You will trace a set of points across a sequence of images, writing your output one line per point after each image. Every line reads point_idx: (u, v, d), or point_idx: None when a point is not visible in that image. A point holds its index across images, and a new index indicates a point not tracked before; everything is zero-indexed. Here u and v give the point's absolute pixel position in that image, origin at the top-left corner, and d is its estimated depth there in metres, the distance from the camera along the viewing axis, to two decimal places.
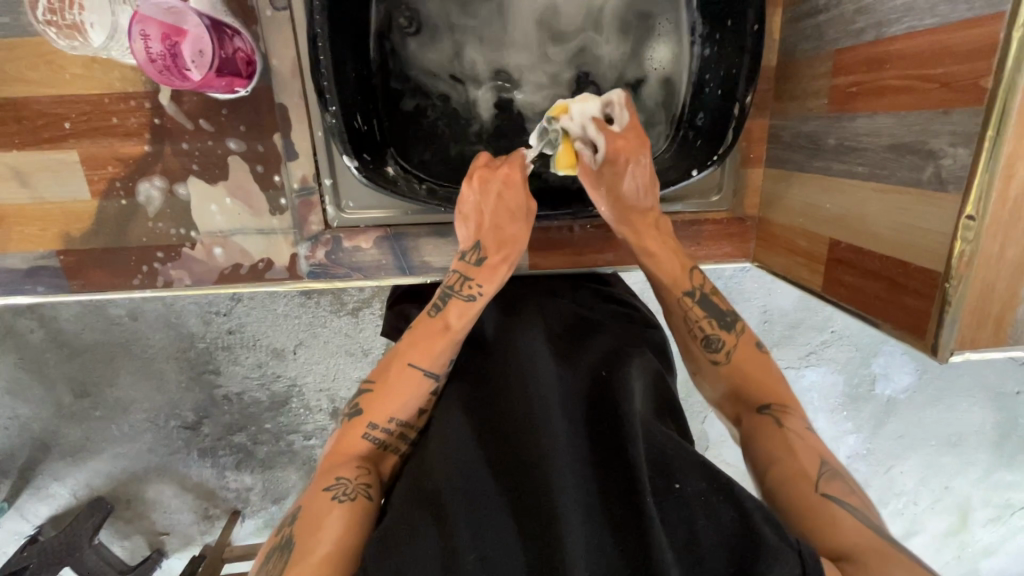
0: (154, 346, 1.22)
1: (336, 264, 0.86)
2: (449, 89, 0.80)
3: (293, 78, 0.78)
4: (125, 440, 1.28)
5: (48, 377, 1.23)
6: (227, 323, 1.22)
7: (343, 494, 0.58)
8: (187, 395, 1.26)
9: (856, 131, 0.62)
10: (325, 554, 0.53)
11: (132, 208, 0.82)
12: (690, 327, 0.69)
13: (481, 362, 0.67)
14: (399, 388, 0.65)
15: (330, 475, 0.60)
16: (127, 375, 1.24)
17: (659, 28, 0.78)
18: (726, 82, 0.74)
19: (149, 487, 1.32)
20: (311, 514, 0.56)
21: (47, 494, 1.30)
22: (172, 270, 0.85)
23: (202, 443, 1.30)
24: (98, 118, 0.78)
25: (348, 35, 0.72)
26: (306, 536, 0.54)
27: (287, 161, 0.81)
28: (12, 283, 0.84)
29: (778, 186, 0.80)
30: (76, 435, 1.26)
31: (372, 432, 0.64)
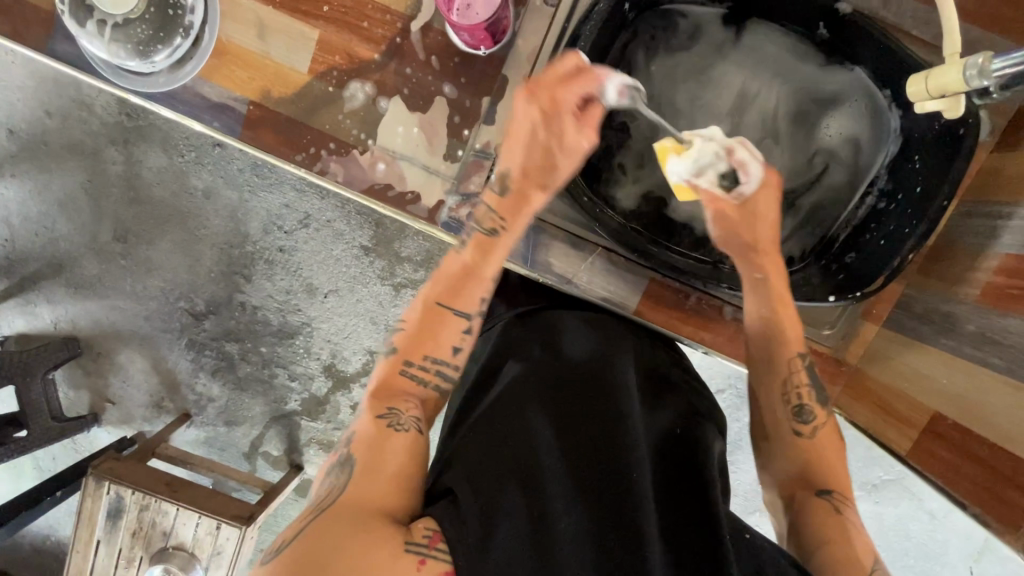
0: (209, 228, 1.27)
1: (471, 227, 0.90)
2: (646, 129, 0.87)
3: (526, 60, 0.86)
4: (131, 296, 1.30)
5: (101, 208, 1.26)
6: (284, 240, 1.26)
7: (397, 424, 0.60)
8: (210, 285, 1.29)
9: (1002, 328, 0.67)
10: (391, 476, 0.55)
11: (334, 97, 0.89)
12: (787, 388, 0.73)
13: (568, 364, 0.71)
14: (436, 326, 0.70)
15: (382, 403, 0.62)
16: (168, 242, 1.28)
17: (842, 164, 0.85)
18: (892, 237, 0.79)
19: (122, 351, 1.32)
20: (370, 441, 0.59)
21: (31, 311, 1.30)
22: (332, 163, 0.91)
23: (196, 335, 1.31)
24: (353, 16, 0.86)
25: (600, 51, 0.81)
26: (368, 458, 0.57)
27: (482, 123, 0.88)
28: (193, 110, 0.90)
29: (891, 348, 0.83)
30: (93, 270, 1.28)
31: (420, 366, 0.68)
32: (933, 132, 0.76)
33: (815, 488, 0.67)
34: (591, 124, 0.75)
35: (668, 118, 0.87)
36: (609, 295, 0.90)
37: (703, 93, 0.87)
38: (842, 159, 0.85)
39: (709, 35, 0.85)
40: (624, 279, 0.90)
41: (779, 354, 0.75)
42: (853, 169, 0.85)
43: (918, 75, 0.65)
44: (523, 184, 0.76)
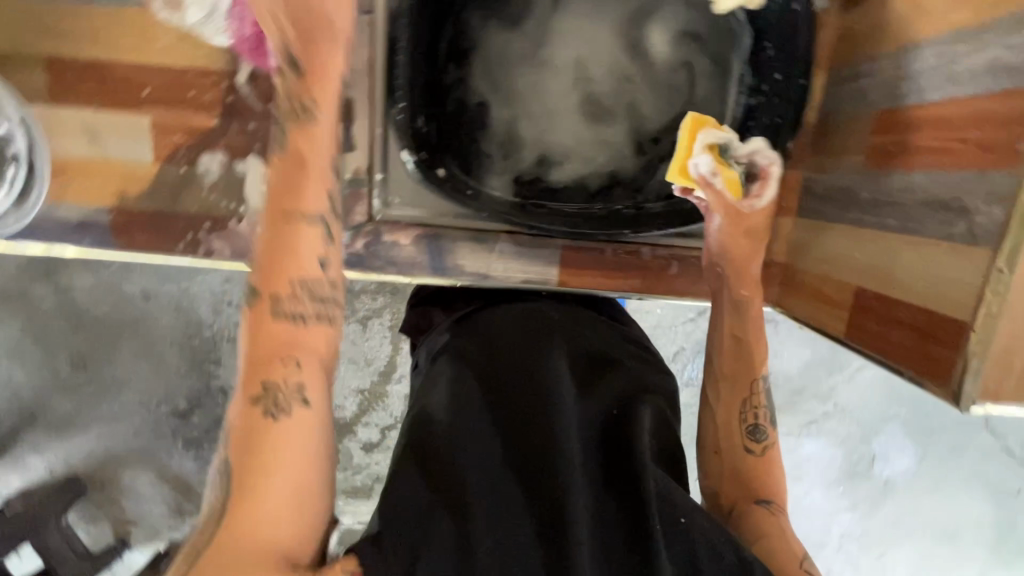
0: (161, 327, 1.19)
1: (372, 256, 0.88)
2: (506, 99, 0.84)
3: (363, 76, 0.82)
4: (111, 419, 1.21)
5: (51, 345, 1.18)
6: (237, 312, 1.20)
7: (275, 410, 0.57)
8: (184, 381, 1.21)
9: (891, 188, 0.66)
10: (282, 478, 0.54)
11: (190, 177, 0.85)
12: (744, 408, 0.73)
13: (500, 367, 0.69)
14: (286, 250, 0.63)
15: (253, 384, 0.58)
16: (129, 353, 1.20)
17: (704, 71, 0.83)
18: (769, 130, 0.78)
19: (126, 473, 1.23)
20: (250, 431, 0.56)
21: (23, 466, 1.21)
22: (214, 241, 0.88)
23: (190, 434, 1.23)
24: (176, 89, 0.82)
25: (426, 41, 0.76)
26: (248, 459, 0.55)
27: (343, 152, 0.85)
28: (58, 237, 0.86)
29: (808, 236, 0.82)
30: (66, 408, 1.20)
31: (285, 307, 0.62)
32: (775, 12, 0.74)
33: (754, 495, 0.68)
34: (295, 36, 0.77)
35: (523, 85, 0.85)
36: (529, 275, 0.88)
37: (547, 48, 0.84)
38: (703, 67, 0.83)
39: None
40: (539, 256, 0.89)
41: (742, 372, 0.75)
42: (718, 74, 0.82)
43: None
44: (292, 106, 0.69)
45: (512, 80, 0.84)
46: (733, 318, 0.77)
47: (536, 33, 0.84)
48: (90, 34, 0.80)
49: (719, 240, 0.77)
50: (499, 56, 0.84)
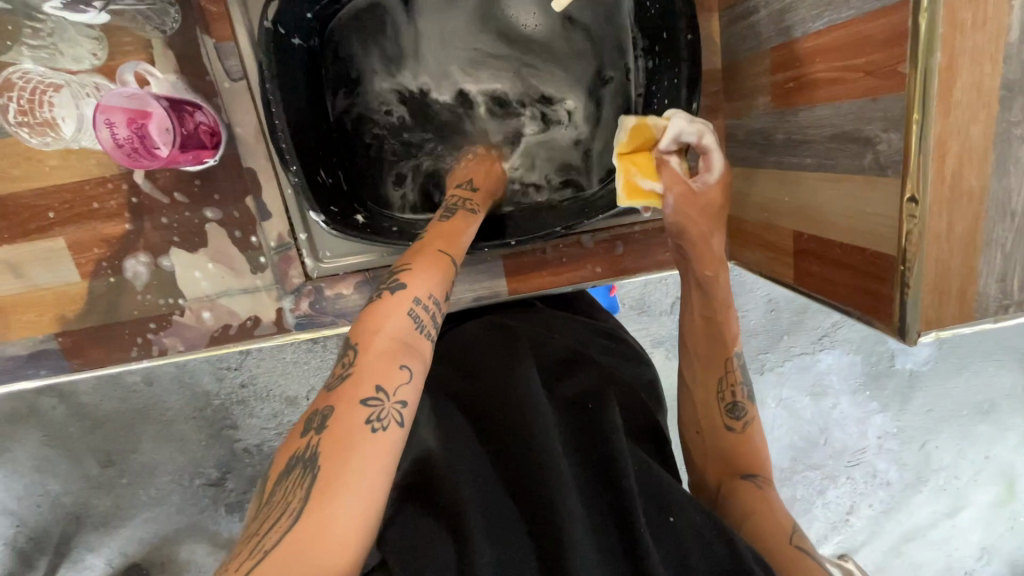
0: (172, 408, 1.17)
1: (321, 313, 0.88)
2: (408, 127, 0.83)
3: (258, 143, 0.81)
4: (153, 504, 1.19)
5: (75, 450, 1.16)
6: (240, 376, 1.17)
7: (376, 419, 0.43)
8: (209, 451, 1.19)
9: (800, 124, 0.63)
10: (366, 484, 0.40)
11: (120, 284, 0.85)
12: (721, 386, 0.70)
13: (473, 385, 0.64)
14: (430, 268, 0.58)
15: (365, 379, 0.45)
16: (150, 439, 1.17)
17: (593, 43, 0.80)
18: (671, 91, 0.75)
19: (182, 548, 1.21)
20: (338, 430, 0.42)
21: (84, 567, 1.20)
22: (165, 338, 0.87)
23: (229, 498, 1.21)
24: (79, 204, 0.81)
25: (303, 92, 0.74)
26: (344, 464, 0.40)
27: (261, 222, 0.84)
28: (15, 374, 0.87)
29: (740, 185, 0.80)
30: (106, 504, 1.18)
31: (417, 311, 0.53)
32: None
33: (740, 472, 0.65)
34: (178, 126, 0.74)
35: (418, 109, 0.82)
36: (479, 292, 0.88)
37: (432, 64, 0.81)
38: (591, 41, 0.80)
39: (393, 8, 0.77)
40: (482, 272, 0.87)
41: (714, 348, 0.72)
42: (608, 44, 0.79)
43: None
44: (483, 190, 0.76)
45: (406, 106, 0.82)
46: (700, 296, 0.73)
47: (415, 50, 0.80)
48: None
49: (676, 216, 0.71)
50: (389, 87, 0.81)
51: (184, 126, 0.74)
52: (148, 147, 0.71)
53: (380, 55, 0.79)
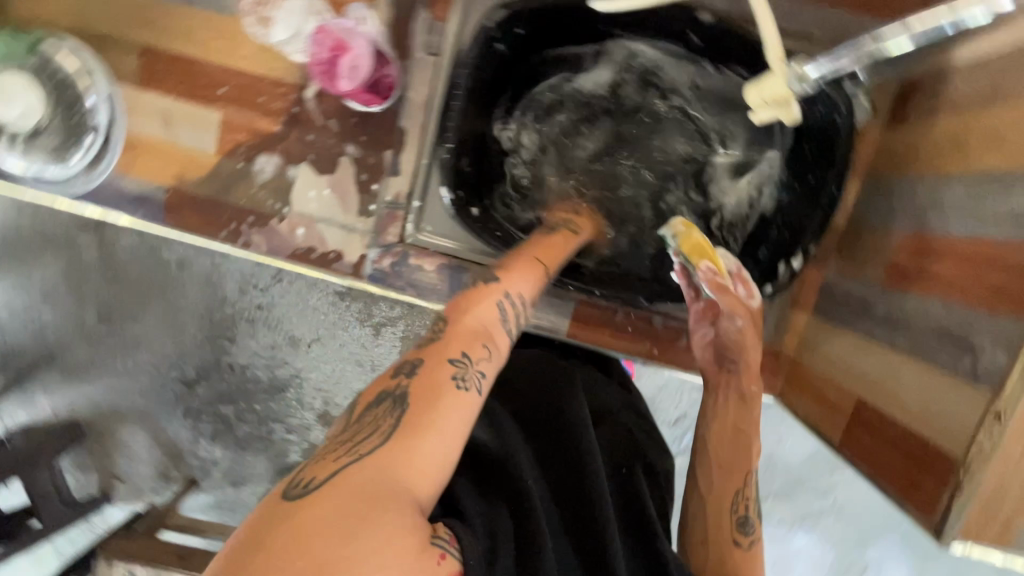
0: (186, 298, 1.21)
1: (396, 275, 0.93)
2: (546, 151, 0.91)
3: (420, 110, 0.87)
4: (118, 374, 1.24)
5: (82, 294, 1.20)
6: (261, 297, 1.20)
7: (462, 380, 0.53)
8: (197, 352, 1.23)
9: (906, 308, 0.67)
10: (442, 437, 0.48)
11: (244, 172, 0.91)
12: (736, 498, 0.72)
13: (521, 395, 0.71)
14: (527, 271, 0.71)
15: (454, 346, 0.56)
16: (153, 314, 1.22)
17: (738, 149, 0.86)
18: (794, 227, 0.80)
19: (124, 429, 1.27)
20: (426, 382, 0.52)
21: (30, 401, 1.25)
22: (254, 234, 0.93)
23: (191, 403, 1.26)
24: (249, 92, 0.88)
25: (483, 89, 0.82)
26: (427, 410, 0.49)
27: (388, 175, 0.90)
28: (115, 203, 0.93)
29: (819, 336, 0.83)
30: (83, 356, 1.23)
31: (505, 304, 0.65)
32: (818, 121, 0.76)
33: None
34: (363, 66, 0.83)
35: (561, 140, 0.91)
36: (540, 321, 0.92)
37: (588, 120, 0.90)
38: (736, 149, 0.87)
39: (584, 54, 0.86)
40: (551, 306, 0.91)
41: (735, 459, 0.74)
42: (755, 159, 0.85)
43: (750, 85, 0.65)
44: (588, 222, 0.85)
45: (553, 134, 0.91)
46: (738, 412, 0.76)
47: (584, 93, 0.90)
48: (185, 30, 0.87)
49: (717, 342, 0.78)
50: (547, 114, 0.90)
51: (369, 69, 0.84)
52: (334, 73, 0.82)
53: (553, 89, 0.89)
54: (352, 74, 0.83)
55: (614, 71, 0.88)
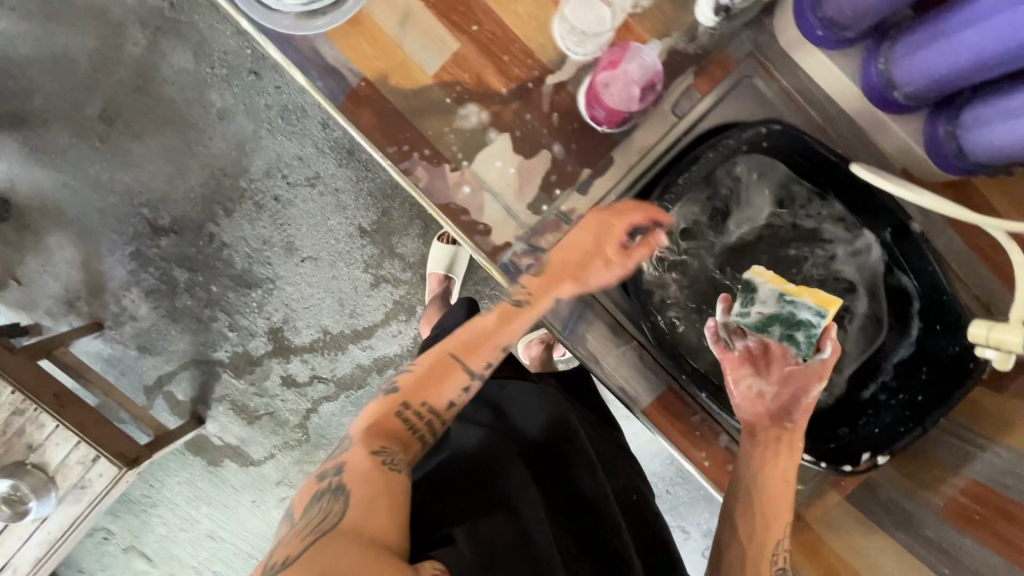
0: (207, 146, 1.43)
1: (526, 277, 0.91)
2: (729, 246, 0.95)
3: (637, 153, 0.90)
4: (96, 185, 1.44)
5: (99, 85, 1.40)
6: (282, 190, 1.44)
7: (390, 463, 0.63)
8: (184, 203, 1.45)
9: (960, 545, 0.76)
10: (387, 506, 0.59)
11: (448, 109, 0.88)
12: (777, 550, 0.76)
13: (527, 434, 0.83)
14: (434, 377, 0.71)
15: (370, 441, 0.65)
16: (154, 142, 1.43)
17: (884, 329, 0.92)
18: (887, 429, 0.87)
19: (54, 236, 1.45)
20: (355, 472, 0.61)
21: None
22: (420, 168, 0.89)
23: (145, 246, 1.46)
24: (498, 45, 0.87)
25: (711, 169, 0.87)
26: (366, 495, 0.58)
27: (574, 190, 0.90)
28: (303, 61, 0.87)
29: (849, 523, 0.91)
30: (62, 138, 1.42)
31: (430, 401, 0.71)
32: (949, 355, 0.85)
33: None
34: (615, 87, 0.84)
35: (744, 243, 0.95)
36: (626, 385, 0.93)
37: (722, 261, 0.96)
38: (878, 324, 0.93)
39: (800, 188, 0.92)
40: (645, 378, 0.94)
41: (777, 511, 0.78)
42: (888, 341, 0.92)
43: (978, 318, 0.67)
44: (561, 271, 0.79)
45: (734, 232, 0.95)
46: (768, 477, 0.80)
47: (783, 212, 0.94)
48: None
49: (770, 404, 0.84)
50: (741, 216, 0.94)
51: (619, 92, 0.84)
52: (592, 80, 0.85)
53: (753, 192, 0.93)
54: (601, 86, 0.84)
55: (810, 210, 0.93)
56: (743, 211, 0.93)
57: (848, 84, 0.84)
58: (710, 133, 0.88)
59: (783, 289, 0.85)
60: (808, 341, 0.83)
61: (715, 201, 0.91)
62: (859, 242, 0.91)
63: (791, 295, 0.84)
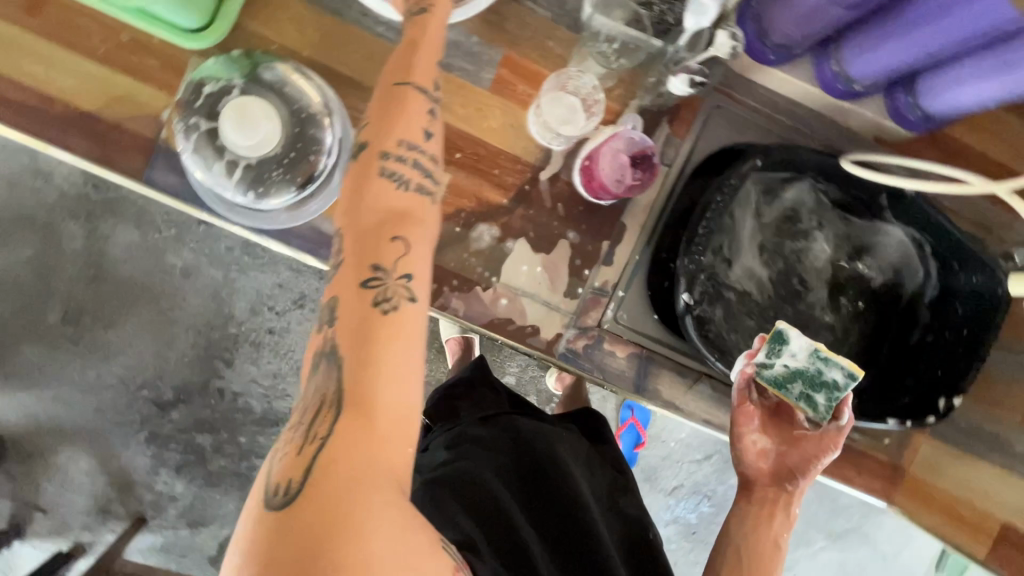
0: (183, 308, 1.34)
1: (587, 358, 0.95)
2: (762, 259, 0.94)
3: (644, 211, 0.94)
4: (87, 388, 1.33)
5: (54, 287, 1.30)
6: (273, 321, 1.36)
7: (385, 301, 0.53)
8: (180, 370, 1.35)
9: None
10: (395, 368, 0.51)
11: (460, 237, 0.91)
12: None
13: (528, 447, 0.78)
14: (399, 125, 0.62)
15: (359, 267, 0.55)
16: (132, 324, 1.33)
17: (911, 275, 0.98)
18: (949, 369, 0.95)
19: (62, 452, 1.35)
20: (360, 321, 0.52)
21: None
22: (454, 298, 0.91)
23: (160, 427, 1.36)
24: (486, 163, 0.90)
25: (726, 201, 0.88)
26: (358, 354, 0.51)
27: (601, 264, 0.94)
28: (311, 246, 0.86)
29: (940, 458, 1.00)
30: (34, 355, 1.31)
31: (390, 167, 0.60)
32: (972, 289, 0.94)
33: None
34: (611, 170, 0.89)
35: (771, 246, 0.95)
36: (711, 417, 1.00)
37: (766, 264, 0.95)
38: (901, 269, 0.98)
39: (805, 182, 0.94)
40: (724, 404, 1.00)
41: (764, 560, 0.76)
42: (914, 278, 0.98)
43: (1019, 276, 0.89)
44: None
45: (761, 240, 0.95)
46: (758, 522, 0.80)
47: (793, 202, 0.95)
48: None
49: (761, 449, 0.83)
50: (764, 224, 0.94)
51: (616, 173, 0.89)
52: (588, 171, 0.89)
53: (764, 200, 0.94)
54: (599, 173, 0.88)
55: (820, 194, 0.95)
56: (758, 232, 0.94)
57: (806, 85, 0.91)
58: (709, 167, 0.92)
59: (814, 353, 0.79)
60: (827, 405, 0.80)
61: (733, 219, 0.92)
62: (864, 209, 0.96)
63: (821, 359, 0.78)
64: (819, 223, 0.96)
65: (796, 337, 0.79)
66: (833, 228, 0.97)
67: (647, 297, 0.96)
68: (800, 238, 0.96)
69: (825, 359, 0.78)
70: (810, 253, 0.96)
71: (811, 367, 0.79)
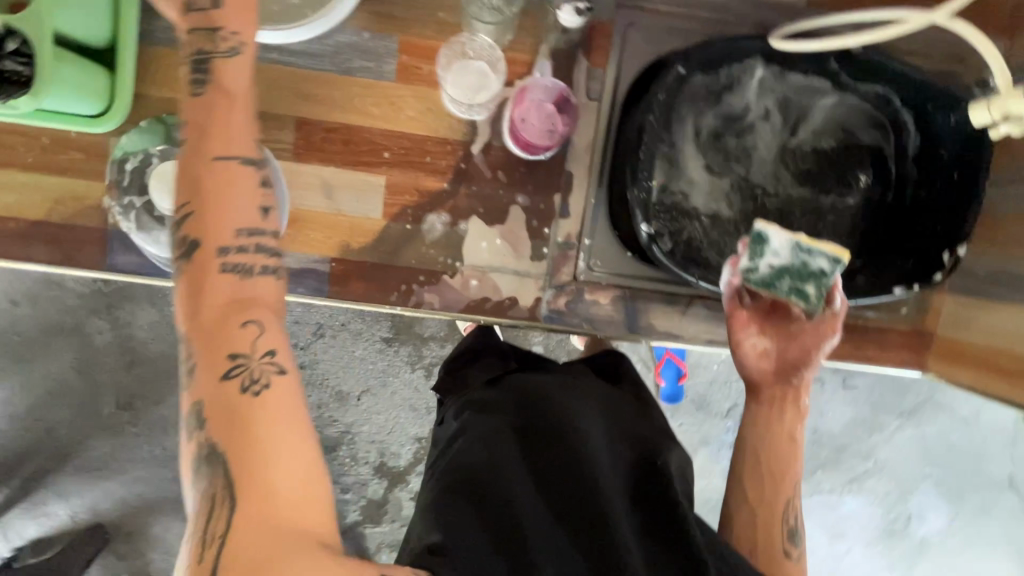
0: None
1: (572, 313, 0.95)
2: (714, 163, 0.93)
3: (585, 153, 0.92)
4: (153, 464, 1.14)
5: (98, 381, 1.11)
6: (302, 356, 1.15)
7: (251, 381, 0.47)
8: None
9: None
10: (282, 446, 0.45)
11: (413, 233, 0.90)
12: (787, 508, 0.67)
13: (533, 407, 0.71)
14: (217, 192, 0.51)
15: (214, 362, 0.48)
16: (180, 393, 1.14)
17: (878, 132, 0.93)
18: (948, 219, 0.89)
19: (157, 522, 1.15)
20: (228, 417, 0.46)
21: (43, 513, 1.13)
22: (426, 293, 0.92)
23: None
24: (415, 154, 0.89)
25: (659, 120, 0.86)
26: (236, 445, 0.45)
27: (558, 218, 0.93)
28: None
29: (965, 312, 0.95)
30: (101, 449, 1.12)
31: (231, 263, 0.50)
32: (953, 128, 0.87)
33: None
34: (535, 122, 0.88)
35: (721, 149, 0.93)
36: (713, 335, 0.97)
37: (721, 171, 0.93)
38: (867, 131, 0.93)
39: (740, 74, 0.89)
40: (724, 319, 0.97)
41: (783, 464, 0.69)
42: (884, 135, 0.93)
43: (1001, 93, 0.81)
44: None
45: (708, 146, 0.93)
46: (771, 420, 0.72)
47: (734, 99, 0.91)
48: (338, 99, 0.87)
49: (761, 351, 0.76)
50: (707, 129, 0.92)
51: (542, 122, 0.88)
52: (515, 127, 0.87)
53: (701, 104, 0.90)
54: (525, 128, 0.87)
55: (761, 80, 0.90)
56: (703, 139, 0.92)
57: None
58: (633, 89, 0.87)
59: (793, 243, 0.77)
60: (819, 292, 0.77)
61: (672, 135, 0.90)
62: (812, 82, 0.90)
63: (802, 247, 0.76)
64: (766, 110, 0.93)
65: (774, 232, 0.77)
66: (781, 112, 0.93)
67: (614, 238, 0.94)
68: (752, 133, 0.94)
69: (806, 247, 0.76)
70: (762, 143, 0.94)
71: (794, 258, 0.77)
